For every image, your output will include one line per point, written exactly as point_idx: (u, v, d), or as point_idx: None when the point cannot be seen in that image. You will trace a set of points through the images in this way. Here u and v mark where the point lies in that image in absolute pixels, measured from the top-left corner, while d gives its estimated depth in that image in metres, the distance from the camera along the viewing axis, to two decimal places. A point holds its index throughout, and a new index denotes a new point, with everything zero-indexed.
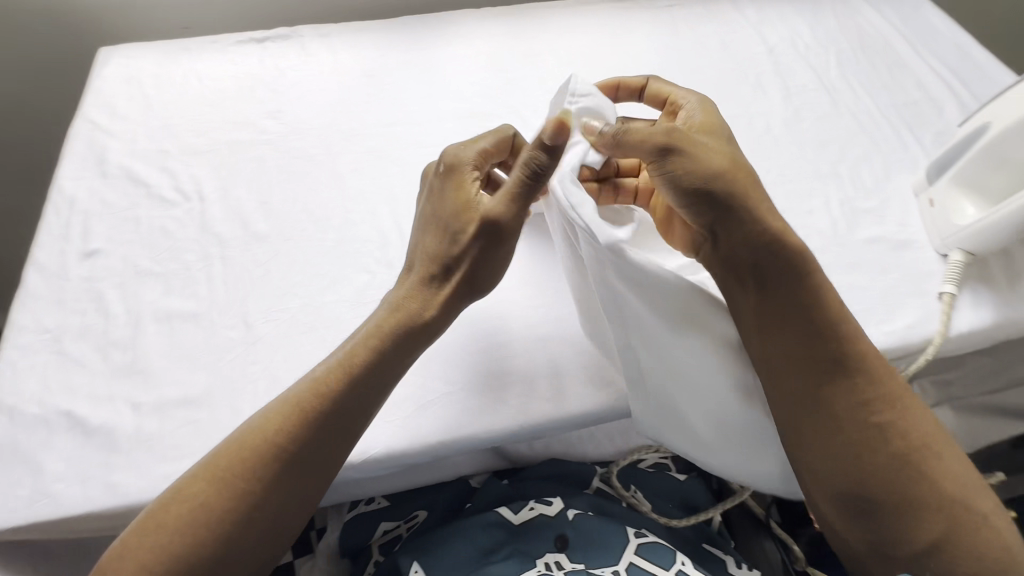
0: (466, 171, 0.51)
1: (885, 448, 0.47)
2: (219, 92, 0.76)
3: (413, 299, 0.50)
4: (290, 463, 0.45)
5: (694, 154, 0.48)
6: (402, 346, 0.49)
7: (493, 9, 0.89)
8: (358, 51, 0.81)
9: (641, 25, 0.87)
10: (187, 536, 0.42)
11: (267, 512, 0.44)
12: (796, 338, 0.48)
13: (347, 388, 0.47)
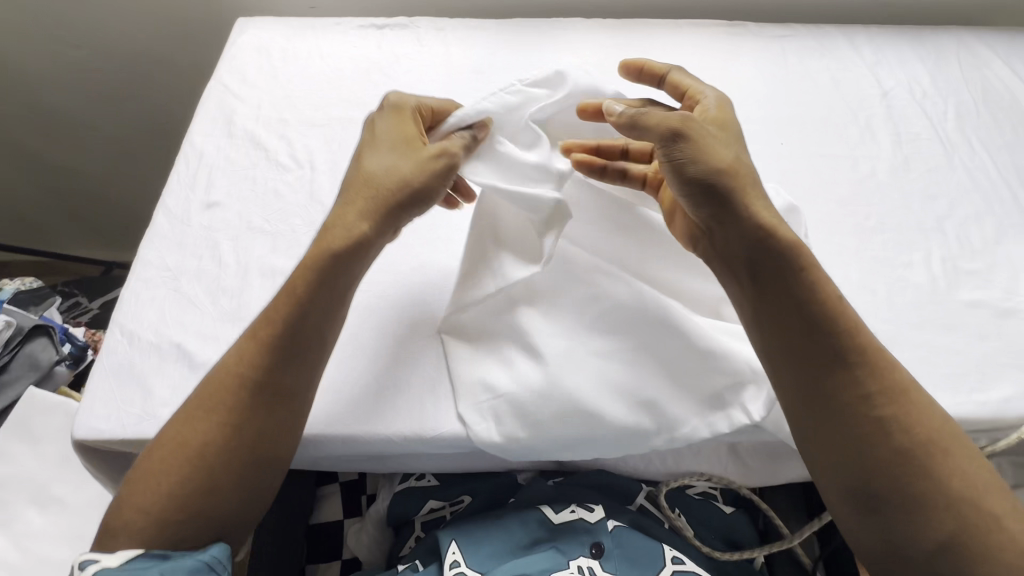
0: (409, 113, 0.57)
1: (884, 442, 0.46)
2: (338, 71, 0.81)
3: (347, 216, 0.52)
4: (256, 388, 0.48)
5: (702, 143, 0.51)
6: (344, 260, 0.51)
7: (602, 21, 0.90)
8: (469, 47, 0.85)
9: (751, 52, 0.86)
10: (174, 469, 0.46)
11: (241, 435, 0.47)
12: (785, 335, 0.48)
13: (288, 304, 0.50)
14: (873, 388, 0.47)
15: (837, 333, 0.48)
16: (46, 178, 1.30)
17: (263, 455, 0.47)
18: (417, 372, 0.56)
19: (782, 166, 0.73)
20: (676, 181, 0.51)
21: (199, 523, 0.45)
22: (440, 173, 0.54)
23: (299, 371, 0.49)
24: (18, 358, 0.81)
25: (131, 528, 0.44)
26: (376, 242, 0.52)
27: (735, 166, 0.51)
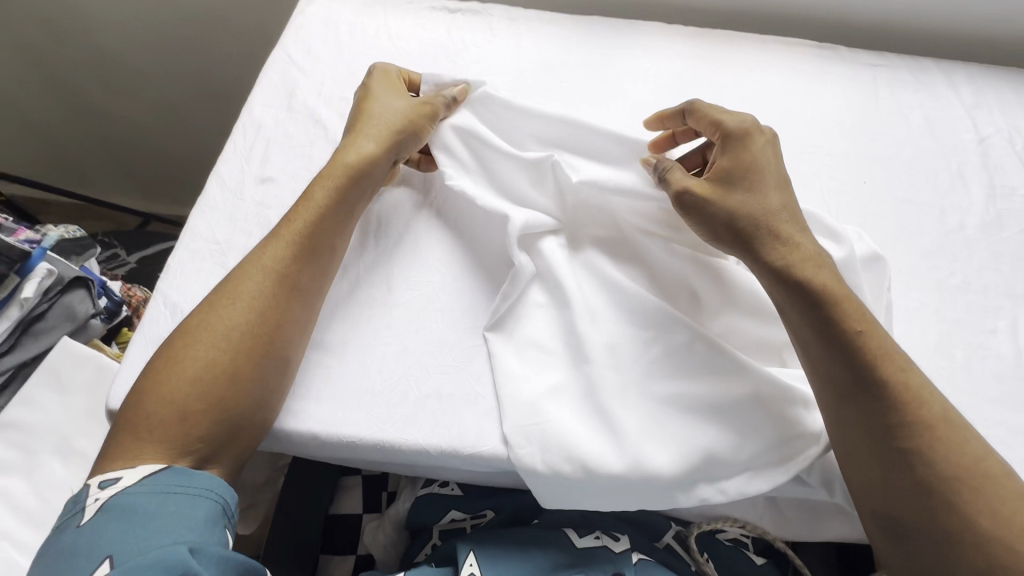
0: (390, 73, 0.66)
1: (908, 469, 0.45)
2: (405, 53, 0.78)
3: (357, 142, 0.59)
4: (272, 283, 0.52)
5: (710, 202, 0.53)
6: (355, 176, 0.57)
7: (684, 28, 0.85)
8: (542, 42, 0.81)
9: (840, 79, 0.80)
10: (193, 356, 0.49)
11: (263, 328, 0.51)
12: (829, 377, 0.48)
13: (306, 212, 0.56)
14: (898, 417, 0.46)
15: (843, 329, 0.48)
16: (101, 127, 1.32)
17: (274, 345, 0.51)
18: (463, 383, 0.54)
19: (862, 208, 0.68)
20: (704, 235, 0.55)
21: (218, 413, 0.48)
22: (427, 115, 0.61)
23: (311, 270, 0.54)
24: (56, 308, 0.80)
25: (157, 420, 0.47)
26: (380, 164, 0.59)
27: (759, 206, 0.53)
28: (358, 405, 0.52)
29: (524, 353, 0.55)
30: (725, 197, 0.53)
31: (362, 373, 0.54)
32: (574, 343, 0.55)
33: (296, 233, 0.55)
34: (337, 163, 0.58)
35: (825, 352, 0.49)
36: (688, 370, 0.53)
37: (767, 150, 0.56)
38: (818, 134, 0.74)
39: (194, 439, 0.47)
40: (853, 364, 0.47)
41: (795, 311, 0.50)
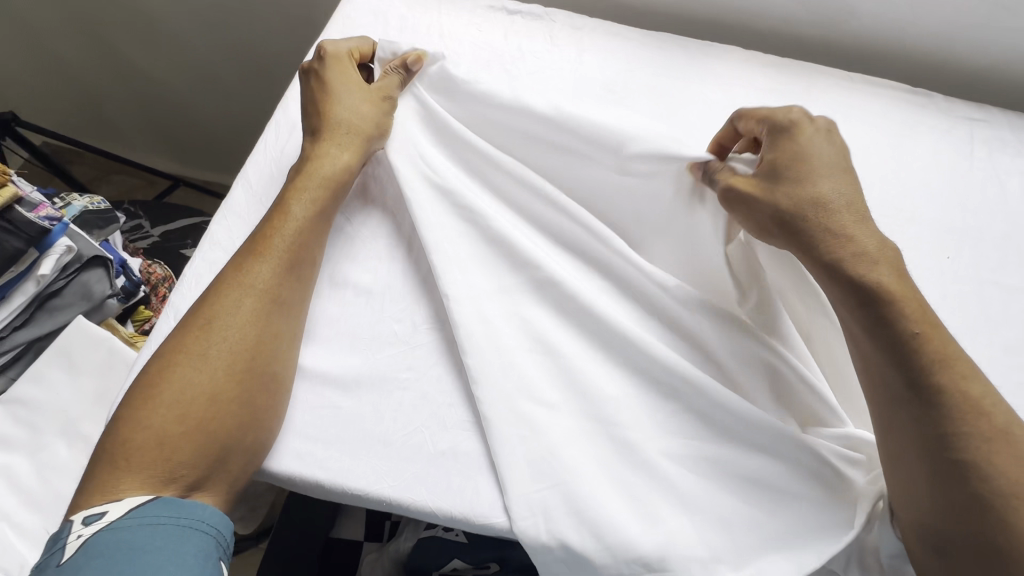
0: (341, 58, 0.60)
1: (961, 483, 0.40)
2: (456, 55, 0.72)
3: (334, 143, 0.56)
4: (254, 296, 0.49)
5: (756, 196, 0.49)
6: (335, 185, 0.55)
7: (762, 56, 0.77)
8: (605, 57, 0.74)
9: (931, 132, 0.73)
10: (171, 379, 0.45)
11: (245, 342, 0.47)
12: (881, 387, 0.44)
13: (287, 224, 0.52)
14: (953, 426, 0.41)
15: (899, 328, 0.43)
16: (139, 88, 1.29)
17: (259, 362, 0.47)
18: (482, 443, 0.49)
19: (939, 289, 0.62)
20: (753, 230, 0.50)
21: (202, 436, 0.44)
22: (382, 108, 0.59)
23: (294, 282, 0.51)
24: (72, 285, 0.78)
25: (135, 446, 0.43)
26: (354, 173, 0.57)
27: (813, 194, 0.48)
28: (368, 455, 0.48)
29: (552, 413, 0.50)
30: (773, 189, 0.49)
31: (376, 418, 0.50)
32: (595, 406, 0.51)
33: (277, 247, 0.51)
34: (314, 173, 0.55)
35: (884, 349, 0.44)
36: (698, 429, 0.51)
37: (822, 140, 0.52)
38: (897, 196, 0.68)
39: (176, 466, 0.43)
40: (911, 369, 0.43)
41: (851, 313, 0.45)
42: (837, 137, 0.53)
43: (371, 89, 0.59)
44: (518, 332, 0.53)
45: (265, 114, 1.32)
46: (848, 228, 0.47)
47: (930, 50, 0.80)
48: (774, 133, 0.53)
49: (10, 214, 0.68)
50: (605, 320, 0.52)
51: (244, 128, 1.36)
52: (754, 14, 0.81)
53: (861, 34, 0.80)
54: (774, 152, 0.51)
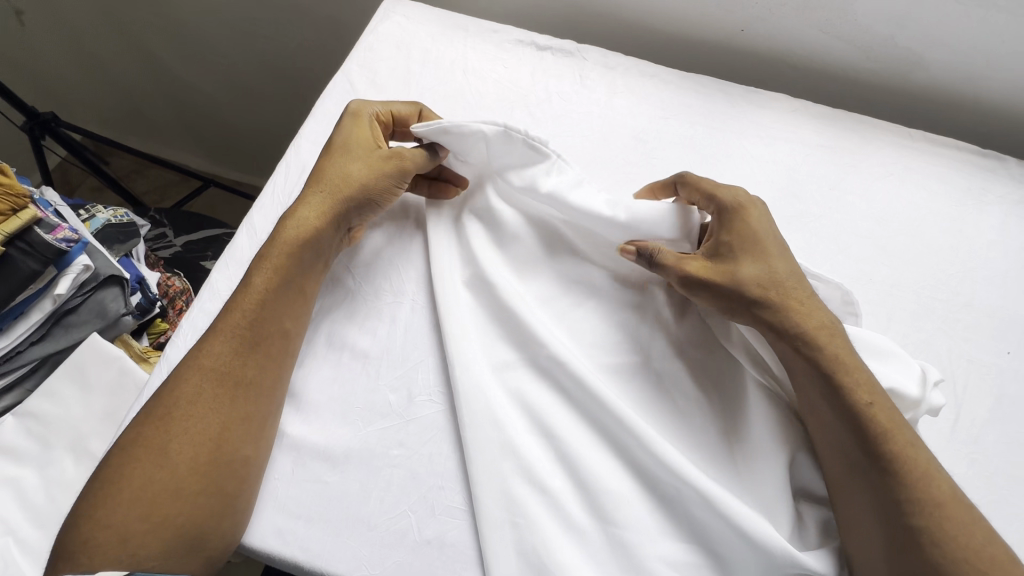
0: (364, 116, 0.58)
1: (914, 547, 0.40)
2: (480, 94, 0.68)
3: (316, 210, 0.53)
4: (219, 381, 0.47)
5: (714, 282, 0.49)
6: (313, 253, 0.53)
7: (810, 106, 0.71)
8: (637, 102, 0.69)
9: (999, 203, 0.65)
10: (131, 475, 0.44)
11: (207, 430, 0.46)
12: (842, 457, 0.44)
13: (250, 301, 0.50)
14: (906, 491, 0.41)
15: (854, 402, 0.44)
16: (177, 93, 1.31)
17: (223, 449, 0.46)
18: (470, 535, 0.46)
19: (991, 391, 0.55)
20: (720, 307, 0.50)
21: (167, 528, 0.43)
22: (382, 173, 0.55)
23: (261, 360, 0.49)
24: (88, 303, 0.79)
25: (96, 543, 0.42)
26: (323, 235, 0.53)
27: (769, 273, 0.49)
28: (349, 538, 0.46)
29: (548, 507, 0.46)
30: (731, 271, 0.49)
31: (361, 498, 0.47)
32: (590, 501, 0.46)
33: (240, 325, 0.49)
34: (277, 237, 0.52)
35: (839, 413, 0.44)
36: (707, 541, 0.45)
37: (767, 223, 0.53)
38: (953, 275, 0.61)
39: (142, 557, 0.43)
40: (865, 439, 0.43)
41: (807, 374, 0.46)
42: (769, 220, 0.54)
43: (376, 152, 0.56)
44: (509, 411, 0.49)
45: (295, 121, 1.31)
46: (799, 303, 0.48)
47: (1004, 106, 0.72)
48: (727, 213, 0.53)
49: (27, 235, 0.69)
50: (603, 405, 0.48)
51: (278, 133, 1.36)
52: (806, 57, 0.75)
53: (927, 84, 0.73)
54: (723, 236, 0.52)
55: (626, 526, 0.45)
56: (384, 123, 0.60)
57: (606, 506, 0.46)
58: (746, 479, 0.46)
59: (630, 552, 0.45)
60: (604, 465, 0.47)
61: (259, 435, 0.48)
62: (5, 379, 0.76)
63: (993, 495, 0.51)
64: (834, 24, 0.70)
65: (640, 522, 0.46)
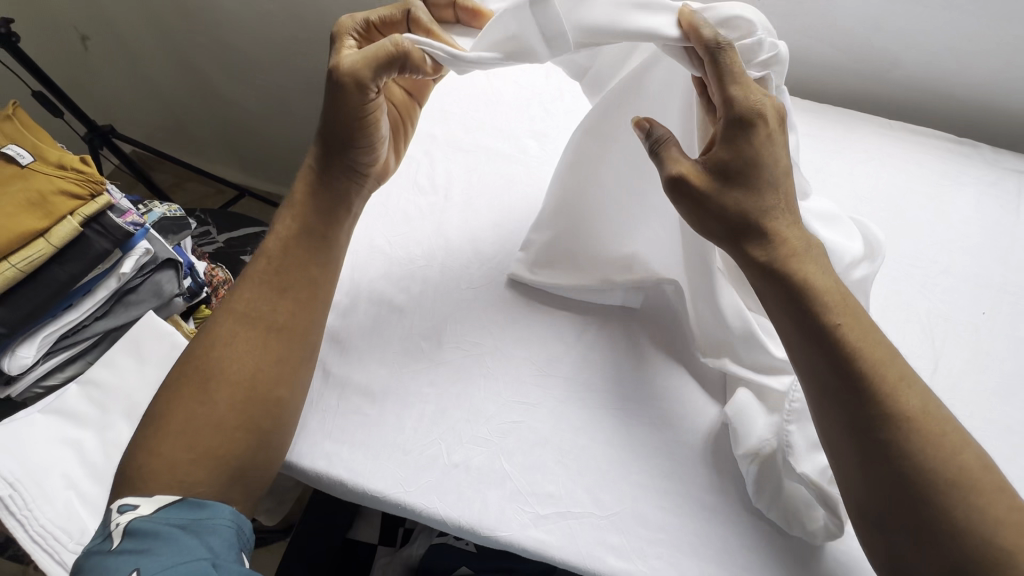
0: (345, 38, 0.58)
1: (887, 463, 0.41)
2: (499, 94, 0.78)
3: (310, 166, 0.60)
4: (253, 325, 0.54)
5: (700, 201, 0.46)
6: (323, 199, 0.58)
7: (797, 101, 0.79)
8: None
9: (975, 183, 0.72)
10: (178, 412, 0.50)
11: (245, 371, 0.52)
12: (813, 381, 0.45)
13: (274, 250, 0.57)
14: (878, 408, 0.42)
15: (825, 322, 0.44)
16: (219, 108, 1.43)
17: (258, 388, 0.52)
18: (493, 460, 0.52)
19: (970, 346, 0.61)
20: (712, 228, 0.47)
21: (211, 459, 0.49)
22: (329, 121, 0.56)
23: (290, 305, 0.55)
24: (146, 284, 0.88)
25: (150, 471, 0.48)
26: (321, 181, 0.59)
27: (749, 201, 0.45)
28: (387, 459, 0.52)
29: (561, 436, 0.54)
30: (720, 193, 0.46)
31: (397, 427, 0.54)
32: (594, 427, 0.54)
33: (266, 273, 0.56)
34: (289, 198, 0.59)
35: (805, 338, 0.45)
36: (696, 463, 0.53)
37: (781, 141, 0.46)
38: (932, 246, 0.67)
39: (190, 485, 0.48)
40: (837, 359, 0.44)
41: (777, 301, 0.46)
42: (786, 133, 0.46)
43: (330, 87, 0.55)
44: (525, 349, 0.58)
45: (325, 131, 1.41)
46: (784, 231, 0.46)
47: (977, 100, 0.79)
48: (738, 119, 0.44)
49: (102, 219, 0.78)
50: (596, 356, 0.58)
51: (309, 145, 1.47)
52: (795, 60, 0.83)
53: (906, 82, 0.80)
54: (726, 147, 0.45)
55: (624, 452, 0.53)
56: (372, 28, 0.59)
57: (608, 430, 0.54)
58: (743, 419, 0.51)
59: (626, 470, 0.52)
60: (605, 401, 0.55)
61: (290, 377, 0.53)
62: (71, 350, 0.84)
63: (969, 436, 0.55)
64: (817, 30, 0.78)
65: (636, 449, 0.53)
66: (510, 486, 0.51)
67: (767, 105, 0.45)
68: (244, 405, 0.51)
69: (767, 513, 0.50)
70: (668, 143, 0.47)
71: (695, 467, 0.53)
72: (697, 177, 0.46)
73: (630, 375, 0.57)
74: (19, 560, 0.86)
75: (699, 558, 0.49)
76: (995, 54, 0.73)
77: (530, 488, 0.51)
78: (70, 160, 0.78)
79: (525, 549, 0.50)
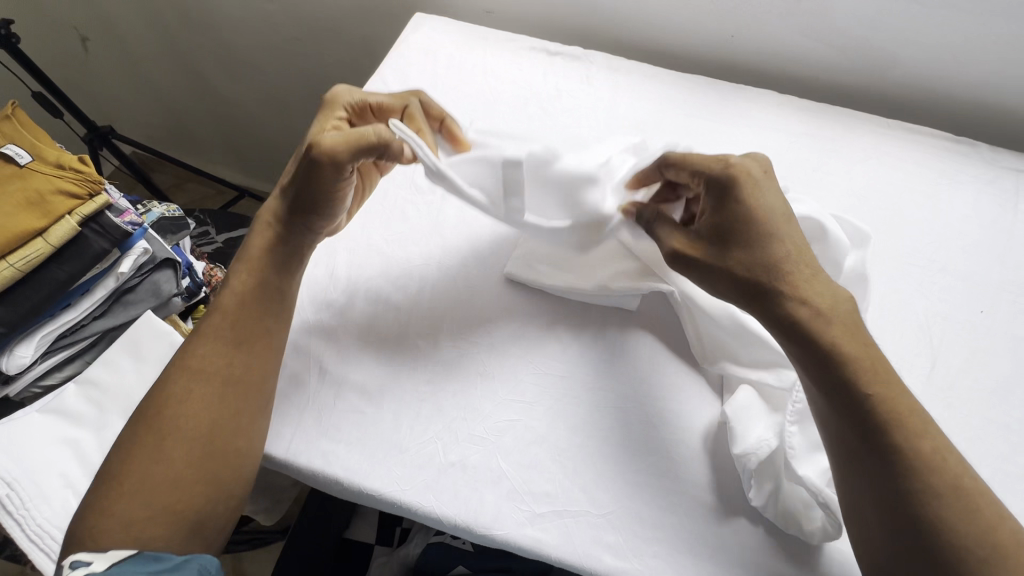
0: (336, 110, 0.63)
1: (911, 530, 0.41)
2: (496, 93, 0.78)
3: (271, 217, 0.58)
4: (208, 377, 0.51)
5: (704, 265, 0.51)
6: (283, 252, 0.57)
7: (795, 100, 0.79)
8: (638, 96, 0.78)
9: (973, 181, 0.72)
10: (130, 470, 0.48)
11: (201, 423, 0.50)
12: (840, 445, 0.45)
13: (229, 304, 0.55)
14: (906, 473, 0.42)
15: (855, 389, 0.44)
16: (219, 109, 1.43)
17: (216, 440, 0.50)
18: (490, 458, 0.52)
19: (967, 344, 0.61)
20: (719, 286, 0.51)
21: (168, 514, 0.47)
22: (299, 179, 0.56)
23: (247, 358, 0.53)
24: (145, 284, 0.88)
25: (103, 531, 0.46)
26: (282, 237, 0.57)
27: (756, 256, 0.48)
28: (384, 458, 0.52)
29: (558, 436, 0.54)
30: (718, 254, 0.50)
31: (394, 426, 0.54)
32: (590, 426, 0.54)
33: (222, 326, 0.54)
34: (245, 250, 0.57)
35: (817, 371, 0.46)
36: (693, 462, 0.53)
37: (767, 184, 0.51)
38: (930, 244, 0.67)
39: (145, 542, 0.46)
40: (865, 426, 0.43)
41: (806, 363, 0.46)
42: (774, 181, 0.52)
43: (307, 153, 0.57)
44: (522, 348, 0.58)
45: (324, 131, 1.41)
46: (798, 283, 0.47)
47: (974, 99, 0.79)
48: (726, 188, 0.51)
49: (100, 219, 0.78)
50: (592, 354, 0.58)
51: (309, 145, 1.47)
52: (793, 58, 0.83)
53: (904, 81, 0.80)
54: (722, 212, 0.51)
55: (621, 451, 0.53)
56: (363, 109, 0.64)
57: (605, 431, 0.54)
58: (742, 420, 0.51)
59: (623, 469, 0.52)
60: (601, 401, 0.55)
61: (249, 427, 0.51)
62: (70, 350, 0.84)
63: (967, 434, 0.55)
64: (815, 29, 0.78)
65: (634, 448, 0.53)
66: (507, 486, 0.51)
67: (751, 164, 0.52)
68: (201, 458, 0.49)
69: (768, 514, 0.49)
70: (661, 221, 0.54)
71: (693, 466, 0.52)
72: (694, 249, 0.52)
73: (626, 378, 0.57)
74: (17, 560, 0.86)
75: (696, 558, 0.49)
76: (992, 53, 0.73)
77: (527, 487, 0.51)
78: (68, 160, 0.78)
79: (521, 549, 0.50)
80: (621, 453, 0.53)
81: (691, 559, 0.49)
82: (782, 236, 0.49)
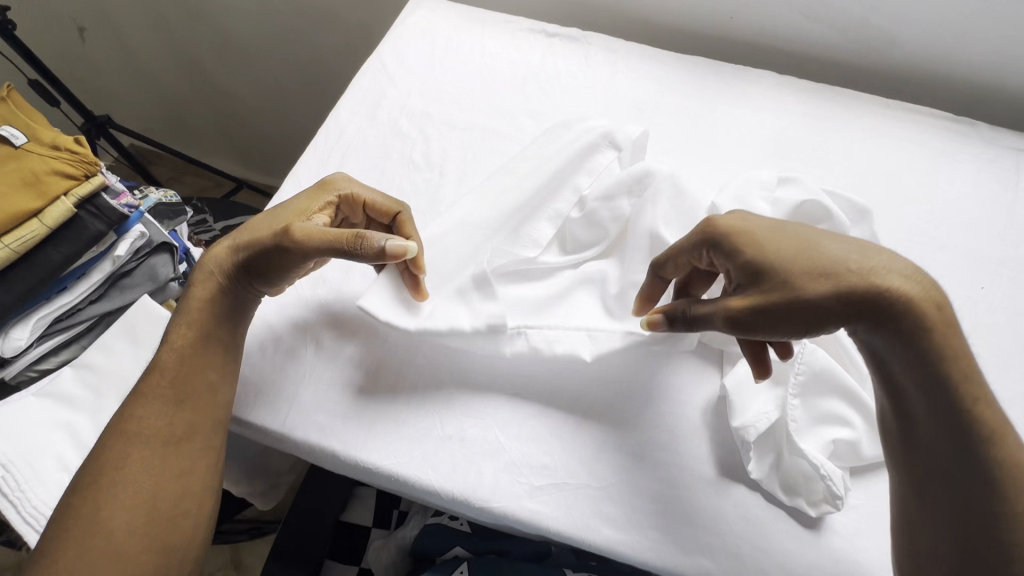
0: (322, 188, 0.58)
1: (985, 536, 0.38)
2: (494, 73, 0.77)
3: (218, 268, 0.54)
4: (148, 439, 0.49)
5: (777, 314, 0.43)
6: (226, 311, 0.53)
7: (793, 80, 0.79)
8: (636, 77, 0.78)
9: (973, 160, 0.71)
10: (66, 544, 0.46)
11: (144, 488, 0.48)
12: (928, 451, 0.41)
13: (168, 364, 0.52)
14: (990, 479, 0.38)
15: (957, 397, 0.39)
16: (216, 99, 1.43)
17: (160, 503, 0.48)
18: (487, 431, 0.52)
19: (968, 320, 0.60)
20: (809, 321, 0.42)
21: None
22: (270, 249, 0.52)
23: (190, 417, 0.51)
24: (141, 267, 0.87)
25: None
26: (227, 295, 0.54)
27: (830, 277, 0.42)
28: (382, 431, 0.52)
29: (556, 409, 0.53)
30: (782, 292, 0.43)
31: (391, 399, 0.54)
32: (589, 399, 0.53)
33: (162, 386, 0.51)
34: (186, 305, 0.54)
35: (894, 364, 0.42)
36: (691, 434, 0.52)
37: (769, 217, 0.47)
38: (930, 222, 0.67)
39: None
40: (957, 433, 0.39)
41: (905, 370, 0.41)
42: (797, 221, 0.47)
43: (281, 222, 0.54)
44: None
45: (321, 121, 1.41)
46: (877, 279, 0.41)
47: (974, 80, 0.79)
48: (757, 240, 0.45)
49: (96, 200, 0.77)
50: None
51: (307, 136, 1.46)
52: (792, 40, 0.83)
53: (903, 62, 0.80)
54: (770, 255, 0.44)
55: (619, 425, 0.52)
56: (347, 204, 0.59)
57: (604, 405, 0.53)
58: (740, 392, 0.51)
59: (620, 441, 0.52)
60: (600, 374, 0.55)
61: (196, 487, 0.50)
62: (65, 334, 0.83)
63: None
64: (814, 9, 0.78)
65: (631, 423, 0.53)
66: (505, 459, 0.51)
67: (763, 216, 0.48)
68: (147, 521, 0.48)
69: (768, 487, 0.49)
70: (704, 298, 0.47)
71: (691, 438, 0.52)
72: (752, 300, 0.44)
73: (624, 357, 0.56)
74: (13, 545, 0.86)
75: (694, 528, 0.48)
76: (993, 32, 0.73)
77: (525, 460, 0.51)
78: (64, 142, 0.78)
79: (519, 522, 0.49)
80: (619, 426, 0.52)
81: (688, 528, 0.48)
82: (844, 251, 0.43)
